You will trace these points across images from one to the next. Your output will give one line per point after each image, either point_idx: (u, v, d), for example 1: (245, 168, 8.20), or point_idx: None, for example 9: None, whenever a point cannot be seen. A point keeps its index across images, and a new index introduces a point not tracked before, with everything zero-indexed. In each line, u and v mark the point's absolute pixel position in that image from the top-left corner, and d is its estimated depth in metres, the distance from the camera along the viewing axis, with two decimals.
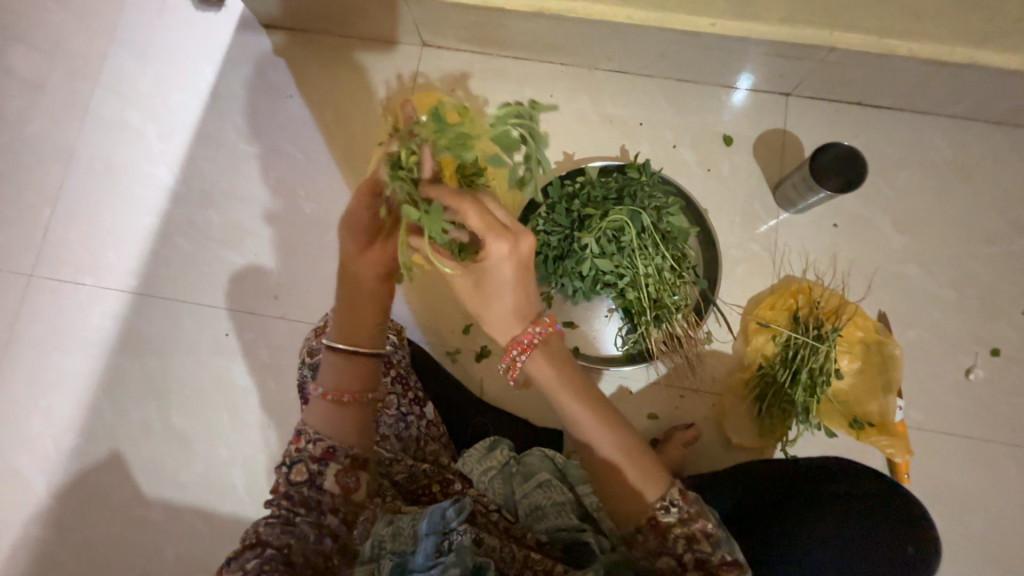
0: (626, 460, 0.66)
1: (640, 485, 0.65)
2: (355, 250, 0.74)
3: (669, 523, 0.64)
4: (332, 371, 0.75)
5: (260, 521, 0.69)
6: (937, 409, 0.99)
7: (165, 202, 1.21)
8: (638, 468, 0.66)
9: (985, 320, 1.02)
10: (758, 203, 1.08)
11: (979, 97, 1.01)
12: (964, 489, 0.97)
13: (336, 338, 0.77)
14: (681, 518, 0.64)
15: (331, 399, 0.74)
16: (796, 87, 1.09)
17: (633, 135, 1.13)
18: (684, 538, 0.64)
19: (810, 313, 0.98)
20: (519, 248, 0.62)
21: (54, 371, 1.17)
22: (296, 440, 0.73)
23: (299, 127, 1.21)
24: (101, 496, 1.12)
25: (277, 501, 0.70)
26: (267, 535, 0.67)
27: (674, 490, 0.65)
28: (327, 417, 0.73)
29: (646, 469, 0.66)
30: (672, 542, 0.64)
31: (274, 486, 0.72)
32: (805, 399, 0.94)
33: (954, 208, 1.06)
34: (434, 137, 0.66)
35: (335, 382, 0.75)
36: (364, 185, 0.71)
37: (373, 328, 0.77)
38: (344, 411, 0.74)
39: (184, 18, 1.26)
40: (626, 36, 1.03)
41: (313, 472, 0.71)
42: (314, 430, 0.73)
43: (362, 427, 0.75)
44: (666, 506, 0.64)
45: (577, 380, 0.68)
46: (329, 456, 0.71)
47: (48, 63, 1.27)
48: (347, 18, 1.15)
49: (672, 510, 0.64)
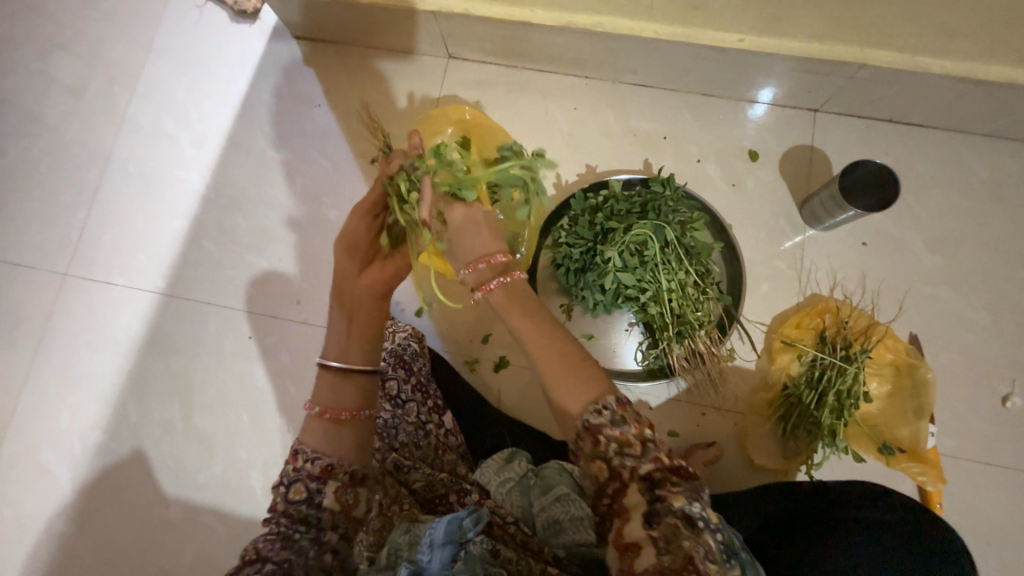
0: (563, 369, 0.64)
1: (572, 386, 0.62)
2: (352, 268, 0.80)
3: (600, 426, 0.60)
4: (326, 389, 0.77)
5: (259, 538, 0.70)
6: (971, 438, 0.96)
7: (195, 206, 1.25)
8: (572, 371, 0.63)
9: (1023, 345, 0.99)
10: (784, 220, 1.07)
11: (1015, 116, 0.98)
12: (1000, 521, 0.93)
13: (331, 356, 0.79)
14: (613, 420, 0.59)
15: (328, 418, 0.75)
16: (823, 103, 1.07)
17: (657, 148, 1.13)
18: (616, 442, 0.59)
19: (837, 332, 0.95)
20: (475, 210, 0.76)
21: (83, 368, 1.21)
22: (292, 460, 0.73)
23: (327, 135, 1.23)
24: (122, 493, 1.15)
25: (275, 519, 0.71)
26: (267, 550, 0.67)
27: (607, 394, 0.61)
28: (323, 435, 0.74)
29: (581, 373, 0.63)
30: (603, 446, 0.59)
31: (272, 504, 0.72)
32: (831, 421, 0.91)
33: (989, 228, 1.03)
34: (434, 170, 0.77)
35: (333, 401, 0.76)
36: (362, 205, 0.80)
37: (370, 345, 0.79)
38: (343, 428, 0.75)
39: (220, 29, 1.31)
40: (651, 50, 1.03)
41: (312, 490, 0.71)
42: (312, 449, 0.73)
43: (360, 444, 0.76)
44: (597, 410, 0.60)
45: (518, 290, 0.69)
46: (327, 474, 0.72)
47: (89, 71, 1.32)
48: (376, 31, 1.18)
49: (603, 412, 0.60)
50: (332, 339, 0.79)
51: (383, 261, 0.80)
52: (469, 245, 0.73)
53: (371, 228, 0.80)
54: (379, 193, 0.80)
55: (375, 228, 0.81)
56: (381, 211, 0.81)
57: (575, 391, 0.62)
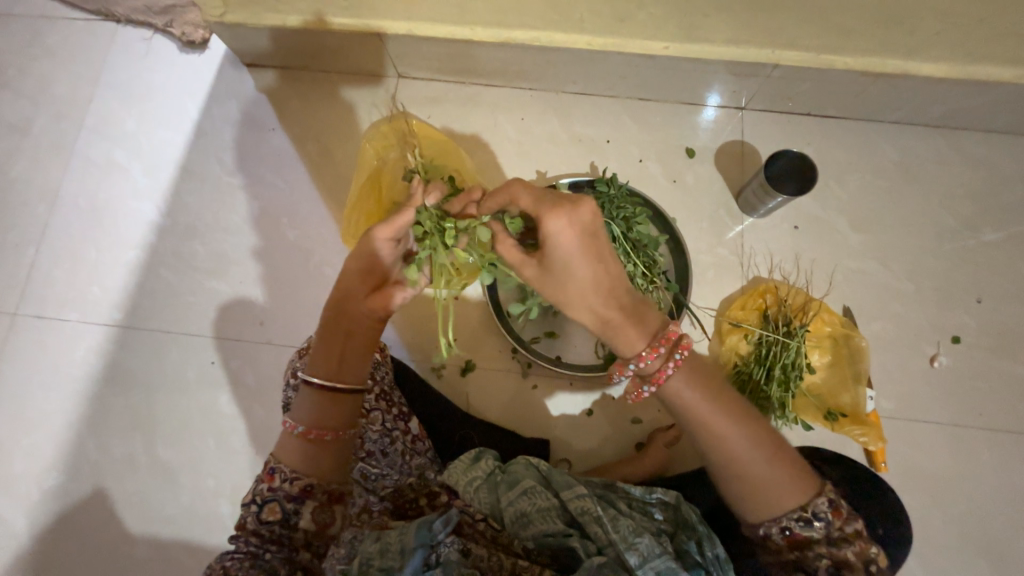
0: (770, 468, 0.64)
1: (784, 486, 0.63)
2: (360, 287, 0.80)
3: (810, 537, 0.63)
4: (310, 407, 0.76)
5: (225, 556, 0.69)
6: (907, 398, 1.03)
7: (150, 236, 1.24)
8: (788, 469, 0.64)
9: (943, 309, 1.07)
10: (723, 210, 1.14)
11: (915, 103, 1.09)
12: (941, 475, 0.99)
13: (317, 374, 0.78)
14: (825, 533, 0.63)
15: (312, 438, 0.74)
16: (749, 101, 1.16)
17: (601, 151, 1.19)
18: (832, 560, 0.62)
19: (778, 311, 1.02)
20: (577, 217, 0.65)
21: (35, 410, 1.16)
22: (268, 478, 0.72)
23: (282, 158, 1.25)
24: (84, 536, 1.10)
25: (244, 538, 0.70)
26: (235, 570, 0.67)
27: (819, 502, 0.63)
28: (303, 455, 0.74)
29: (793, 470, 0.65)
30: (815, 560, 0.62)
31: (241, 522, 0.71)
32: (780, 394, 0.97)
33: (904, 206, 1.12)
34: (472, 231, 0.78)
35: (317, 419, 0.75)
36: (382, 226, 0.76)
37: (358, 364, 0.79)
38: (323, 448, 0.75)
39: (170, 61, 1.32)
40: (586, 61, 1.10)
41: (288, 510, 0.71)
42: (290, 469, 0.72)
43: (340, 462, 0.76)
44: (807, 519, 0.63)
45: (733, 403, 0.66)
46: (306, 494, 0.72)
47: (34, 108, 1.31)
48: (327, 56, 1.22)
49: (813, 522, 0.63)
50: (322, 358, 0.78)
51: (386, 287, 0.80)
52: (574, 278, 0.67)
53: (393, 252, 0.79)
54: (409, 220, 0.75)
55: (393, 253, 0.79)
56: (405, 236, 0.79)
57: (787, 488, 0.64)
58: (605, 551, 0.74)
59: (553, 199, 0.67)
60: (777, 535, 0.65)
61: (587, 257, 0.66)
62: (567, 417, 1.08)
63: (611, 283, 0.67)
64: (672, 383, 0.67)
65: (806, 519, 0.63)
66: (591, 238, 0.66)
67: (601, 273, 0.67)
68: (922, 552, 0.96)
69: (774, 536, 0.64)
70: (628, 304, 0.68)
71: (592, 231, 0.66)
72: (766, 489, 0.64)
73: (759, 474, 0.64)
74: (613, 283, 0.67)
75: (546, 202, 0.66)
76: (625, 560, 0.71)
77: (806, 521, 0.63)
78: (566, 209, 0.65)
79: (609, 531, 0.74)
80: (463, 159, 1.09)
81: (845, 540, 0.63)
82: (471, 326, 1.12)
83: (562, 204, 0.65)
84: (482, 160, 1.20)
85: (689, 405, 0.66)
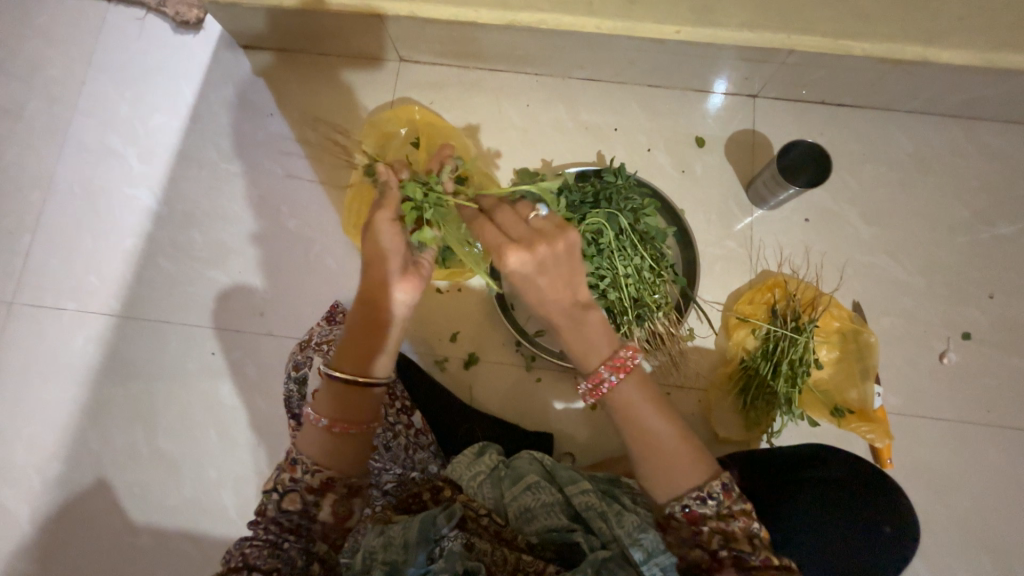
0: (666, 450, 0.66)
1: (684, 465, 0.65)
2: (374, 276, 0.72)
3: (704, 515, 0.63)
4: (334, 399, 0.70)
5: (244, 542, 0.68)
6: (913, 395, 1.02)
7: (147, 223, 1.21)
8: (689, 454, 0.66)
9: (954, 305, 1.06)
10: (732, 202, 1.11)
11: (933, 92, 1.05)
12: (944, 471, 0.99)
13: (339, 366, 0.71)
14: (717, 511, 0.63)
15: (334, 431, 0.69)
16: (762, 89, 1.12)
17: (609, 140, 1.16)
18: (721, 533, 0.63)
19: (787, 306, 1.01)
20: (529, 260, 0.66)
21: (35, 399, 1.16)
22: (289, 469, 0.68)
23: (281, 144, 1.22)
24: (87, 525, 1.11)
25: (263, 525, 0.68)
26: (255, 558, 0.67)
27: (714, 484, 0.64)
28: (327, 448, 0.69)
29: (694, 455, 0.66)
30: (706, 535, 0.64)
31: (261, 509, 0.69)
32: (787, 390, 0.95)
33: (919, 198, 1.10)
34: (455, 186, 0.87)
35: (339, 412, 0.70)
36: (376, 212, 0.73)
37: (384, 353, 0.72)
38: (346, 442, 0.70)
39: (164, 41, 1.28)
40: (595, 44, 1.06)
41: (308, 502, 0.68)
42: (312, 461, 0.68)
43: (364, 457, 0.72)
44: (704, 499, 0.63)
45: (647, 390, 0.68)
46: (327, 487, 0.68)
47: (25, 90, 1.27)
48: (325, 37, 1.18)
49: (710, 502, 0.63)
50: (344, 349, 0.71)
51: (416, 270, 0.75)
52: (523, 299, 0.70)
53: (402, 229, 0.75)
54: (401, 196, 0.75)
55: (393, 240, 0.72)
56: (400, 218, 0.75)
57: (687, 470, 0.65)
58: (608, 545, 0.75)
59: (533, 233, 0.68)
60: (676, 511, 0.65)
61: (535, 291, 0.68)
62: (569, 410, 1.07)
63: (563, 309, 0.68)
64: (614, 393, 0.68)
65: (702, 498, 0.63)
66: (542, 275, 0.67)
67: (549, 298, 0.68)
68: (923, 548, 0.96)
69: (675, 513, 0.64)
70: (568, 323, 0.69)
71: (543, 271, 0.67)
72: (668, 468, 0.65)
73: (663, 457, 0.65)
74: (569, 308, 0.68)
75: (504, 239, 0.68)
76: (630, 556, 0.71)
77: (701, 500, 0.63)
78: (521, 252, 0.66)
79: (614, 527, 0.75)
80: (458, 134, 1.07)
81: (734, 517, 0.64)
82: (474, 319, 1.10)
83: (521, 246, 0.67)
84: (485, 149, 1.17)
85: (616, 403, 0.68)
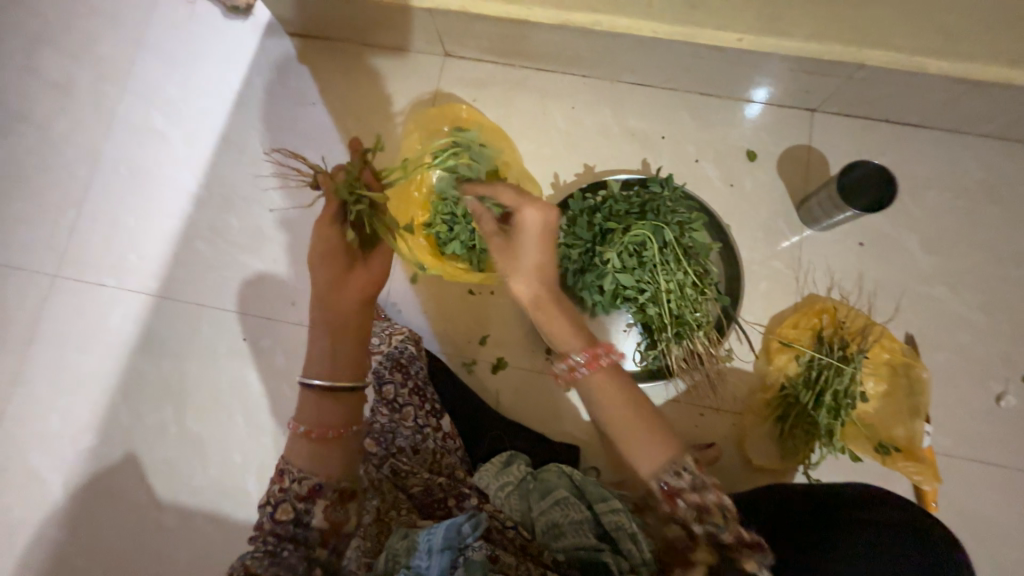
0: (636, 434, 0.66)
1: (655, 451, 0.65)
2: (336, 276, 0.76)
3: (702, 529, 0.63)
4: (311, 409, 0.73)
5: (246, 555, 0.68)
6: (965, 436, 0.97)
7: (187, 205, 1.23)
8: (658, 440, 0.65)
9: (1016, 344, 1.00)
10: (782, 220, 1.07)
11: (1010, 116, 0.99)
12: (994, 519, 0.94)
13: (313, 375, 0.73)
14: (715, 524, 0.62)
15: (314, 436, 0.71)
16: (821, 103, 1.07)
17: (656, 148, 1.12)
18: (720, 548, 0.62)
19: (835, 333, 0.96)
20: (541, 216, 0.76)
21: (72, 371, 1.18)
22: (278, 480, 0.70)
23: (322, 134, 1.22)
24: (116, 497, 1.13)
25: (262, 537, 0.68)
26: (255, 567, 0.66)
27: (709, 497, 0.62)
28: (310, 454, 0.70)
29: (660, 439, 0.66)
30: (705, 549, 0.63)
31: (257, 523, 0.69)
32: (828, 422, 0.92)
33: (984, 228, 1.04)
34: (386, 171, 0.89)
35: (319, 419, 0.72)
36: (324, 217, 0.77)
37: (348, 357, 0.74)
38: (329, 447, 0.71)
39: (212, 25, 1.28)
40: (650, 50, 1.02)
41: (300, 510, 0.69)
42: (297, 469, 0.70)
43: (349, 461, 0.72)
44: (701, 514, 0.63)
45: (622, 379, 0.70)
46: (315, 493, 0.69)
47: (76, 67, 1.30)
48: (372, 28, 1.17)
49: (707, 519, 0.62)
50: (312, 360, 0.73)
51: (368, 266, 0.78)
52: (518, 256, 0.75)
53: (340, 235, 0.77)
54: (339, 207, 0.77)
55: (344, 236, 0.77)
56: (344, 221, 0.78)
57: (658, 452, 0.65)
58: (637, 570, 0.74)
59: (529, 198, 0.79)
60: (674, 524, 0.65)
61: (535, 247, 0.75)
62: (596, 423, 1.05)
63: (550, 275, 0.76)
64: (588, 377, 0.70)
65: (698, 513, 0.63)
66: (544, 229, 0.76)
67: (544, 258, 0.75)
68: None
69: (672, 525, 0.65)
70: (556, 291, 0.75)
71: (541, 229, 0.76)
72: (640, 448, 0.65)
73: (636, 441, 0.66)
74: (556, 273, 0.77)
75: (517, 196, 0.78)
76: None
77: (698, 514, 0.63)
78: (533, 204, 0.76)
79: (643, 550, 0.74)
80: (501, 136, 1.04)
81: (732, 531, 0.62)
82: (506, 323, 1.08)
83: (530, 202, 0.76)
84: (527, 150, 1.15)
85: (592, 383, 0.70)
